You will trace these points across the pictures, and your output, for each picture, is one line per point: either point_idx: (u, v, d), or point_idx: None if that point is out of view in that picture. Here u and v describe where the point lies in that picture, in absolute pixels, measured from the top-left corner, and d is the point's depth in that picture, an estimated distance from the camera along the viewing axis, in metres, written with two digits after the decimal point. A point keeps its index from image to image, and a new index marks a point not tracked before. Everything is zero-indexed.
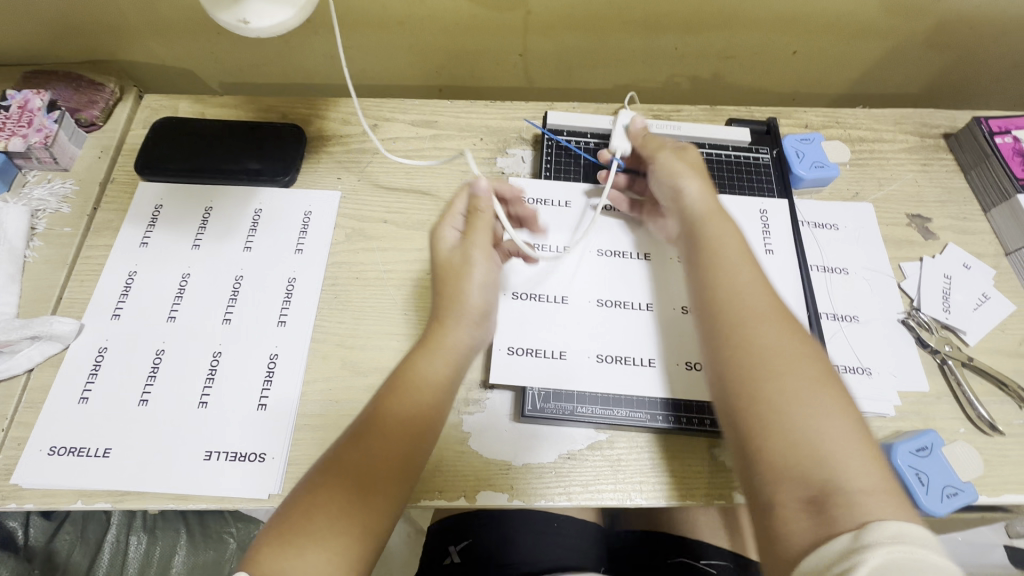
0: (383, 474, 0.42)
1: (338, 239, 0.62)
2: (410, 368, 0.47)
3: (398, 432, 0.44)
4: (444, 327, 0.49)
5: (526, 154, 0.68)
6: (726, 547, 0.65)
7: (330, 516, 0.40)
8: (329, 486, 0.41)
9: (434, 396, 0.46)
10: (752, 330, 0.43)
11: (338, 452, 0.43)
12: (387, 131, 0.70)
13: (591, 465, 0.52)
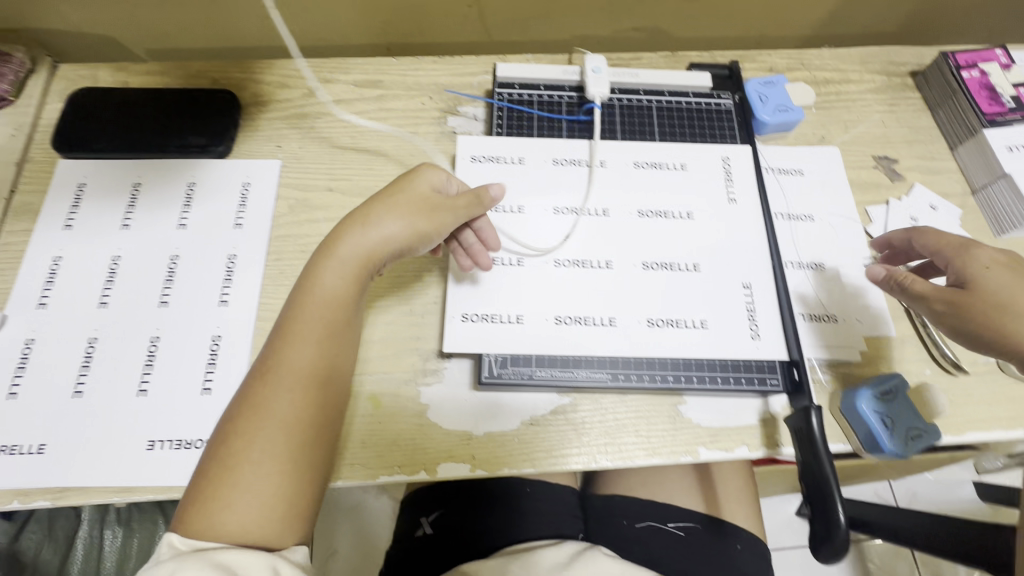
0: (293, 402, 0.43)
1: (280, 210, 0.58)
2: (305, 291, 0.46)
3: (298, 358, 0.44)
4: (339, 240, 0.48)
5: (478, 112, 0.64)
6: (698, 510, 0.64)
7: (253, 457, 0.41)
8: (242, 427, 0.42)
9: (335, 311, 0.46)
10: None
11: (246, 388, 0.44)
12: (329, 93, 0.65)
13: (556, 431, 0.50)
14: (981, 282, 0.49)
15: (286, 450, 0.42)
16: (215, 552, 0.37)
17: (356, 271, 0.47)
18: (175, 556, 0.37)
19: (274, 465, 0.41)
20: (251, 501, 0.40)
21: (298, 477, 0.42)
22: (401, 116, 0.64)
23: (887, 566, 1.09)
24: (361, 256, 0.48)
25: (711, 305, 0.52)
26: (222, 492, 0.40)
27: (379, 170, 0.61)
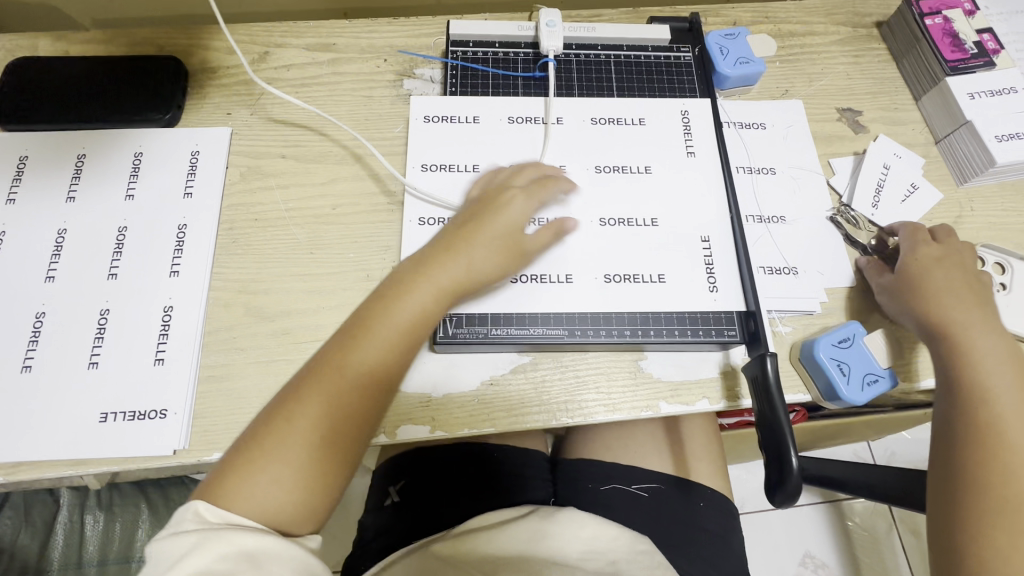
0: (352, 401, 0.42)
1: (232, 178, 0.57)
2: (390, 291, 0.45)
3: (371, 358, 0.43)
4: (436, 261, 0.46)
5: (435, 73, 0.62)
6: (663, 472, 0.65)
7: (302, 457, 0.40)
8: (293, 412, 0.41)
9: (421, 324, 0.45)
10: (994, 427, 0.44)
11: (306, 384, 0.43)
12: (280, 58, 0.63)
13: (517, 390, 0.50)
14: (913, 265, 0.51)
15: (327, 443, 0.41)
16: (232, 536, 0.36)
17: (448, 287, 0.46)
18: (194, 532, 0.36)
19: (311, 456, 0.41)
20: (281, 485, 0.40)
21: (332, 474, 0.41)
22: (355, 80, 0.62)
23: (866, 524, 1.11)
24: (459, 274, 0.46)
25: (668, 259, 0.53)
26: (257, 471, 0.40)
27: (333, 135, 0.59)
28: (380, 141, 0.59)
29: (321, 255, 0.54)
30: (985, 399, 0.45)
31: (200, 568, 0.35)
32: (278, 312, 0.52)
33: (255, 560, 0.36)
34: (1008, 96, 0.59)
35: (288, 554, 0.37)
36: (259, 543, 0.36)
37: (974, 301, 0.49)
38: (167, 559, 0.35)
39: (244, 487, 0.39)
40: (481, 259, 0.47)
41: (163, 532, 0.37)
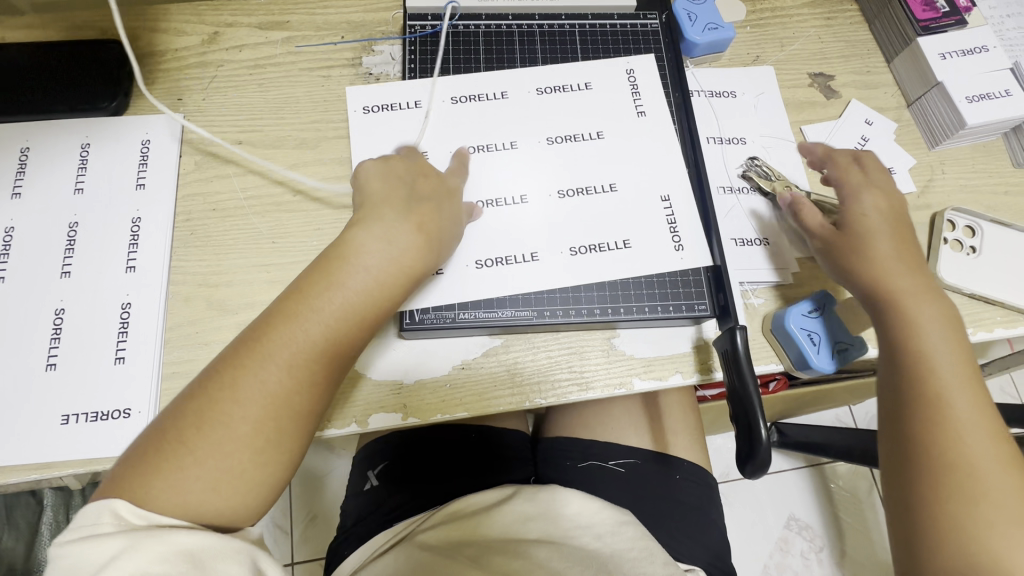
0: (289, 387, 0.40)
1: (187, 167, 0.55)
2: (330, 265, 0.43)
3: (311, 339, 0.41)
4: (376, 239, 0.44)
5: (395, 50, 0.60)
6: (637, 446, 0.65)
7: (229, 457, 0.37)
8: (220, 409, 0.38)
9: (368, 308, 0.43)
10: (942, 387, 0.43)
11: (229, 373, 0.39)
12: (231, 38, 0.60)
13: (489, 373, 0.50)
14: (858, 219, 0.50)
15: (259, 437, 0.38)
16: (168, 535, 0.34)
17: (394, 273, 0.44)
18: (121, 535, 0.33)
19: (245, 459, 0.38)
20: (209, 477, 0.37)
21: (263, 472, 0.39)
22: (312, 59, 0.60)
23: (847, 485, 1.13)
24: (406, 255, 0.44)
25: (636, 233, 0.52)
26: (182, 462, 0.37)
27: (291, 118, 0.57)
28: (340, 123, 0.57)
29: (284, 244, 0.53)
30: (929, 368, 0.44)
31: (134, 571, 0.32)
32: (242, 304, 0.51)
33: (197, 557, 0.34)
34: (979, 55, 0.58)
35: (233, 549, 0.35)
36: (200, 541, 0.34)
37: (906, 260, 0.48)
38: (88, 566, 0.32)
39: (167, 478, 0.36)
40: (425, 238, 0.46)
41: (77, 535, 0.34)
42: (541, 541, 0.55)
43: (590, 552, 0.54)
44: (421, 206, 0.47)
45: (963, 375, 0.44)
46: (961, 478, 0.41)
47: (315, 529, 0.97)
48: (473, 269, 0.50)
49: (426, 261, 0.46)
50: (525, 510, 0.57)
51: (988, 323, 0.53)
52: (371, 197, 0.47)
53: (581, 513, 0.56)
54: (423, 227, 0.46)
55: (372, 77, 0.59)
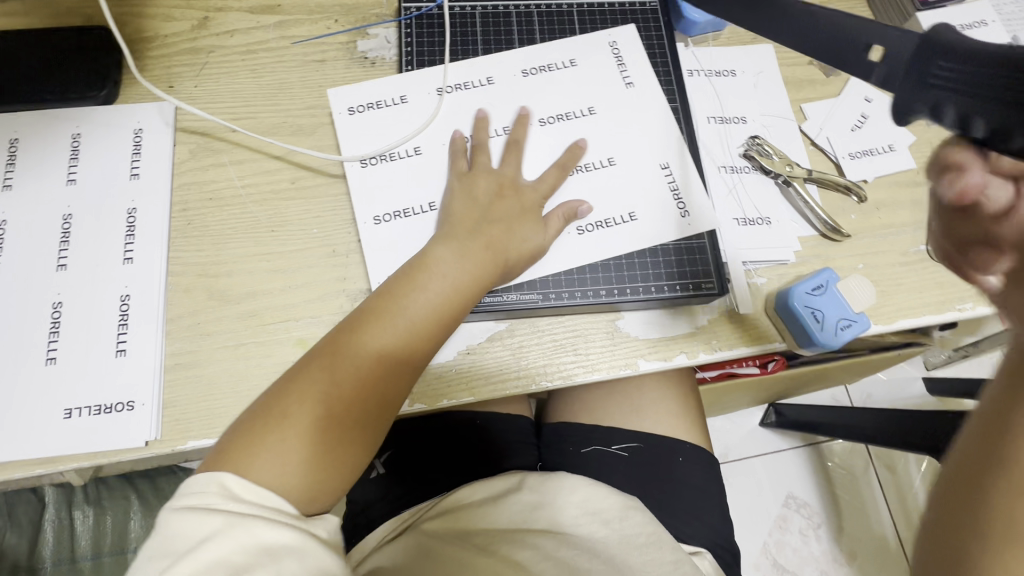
0: (372, 379, 0.43)
1: (182, 156, 0.54)
2: (420, 269, 0.47)
3: (395, 338, 0.44)
4: (450, 241, 0.48)
5: (390, 33, 0.59)
6: (639, 430, 0.66)
7: (302, 436, 0.40)
8: (302, 386, 0.42)
9: (447, 313, 0.46)
10: None
11: (317, 356, 0.43)
12: (222, 23, 0.58)
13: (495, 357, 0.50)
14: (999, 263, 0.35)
15: (336, 426, 0.41)
16: (255, 529, 0.35)
17: (468, 274, 0.47)
18: (223, 513, 0.35)
19: (312, 438, 0.40)
20: (285, 451, 0.39)
21: (334, 456, 0.41)
22: (305, 45, 0.58)
23: (844, 463, 1.15)
24: (480, 260, 0.47)
25: (639, 215, 0.52)
26: (263, 438, 0.39)
27: (286, 105, 0.56)
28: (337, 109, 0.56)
29: (284, 232, 0.52)
30: None
31: (221, 555, 0.34)
32: (243, 294, 0.50)
33: (278, 555, 0.35)
34: (977, 30, 0.58)
35: (310, 553, 0.36)
36: (285, 537, 0.36)
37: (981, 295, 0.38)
38: (185, 539, 0.35)
39: (251, 451, 0.39)
40: (501, 249, 0.48)
41: (188, 500, 0.36)
42: (544, 531, 0.55)
43: (597, 539, 0.55)
44: (500, 222, 0.49)
45: None
46: None
47: None
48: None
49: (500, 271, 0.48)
50: (530, 501, 0.58)
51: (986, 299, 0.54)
52: (455, 207, 0.50)
53: (586, 501, 0.57)
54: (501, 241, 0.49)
55: (368, 61, 0.58)
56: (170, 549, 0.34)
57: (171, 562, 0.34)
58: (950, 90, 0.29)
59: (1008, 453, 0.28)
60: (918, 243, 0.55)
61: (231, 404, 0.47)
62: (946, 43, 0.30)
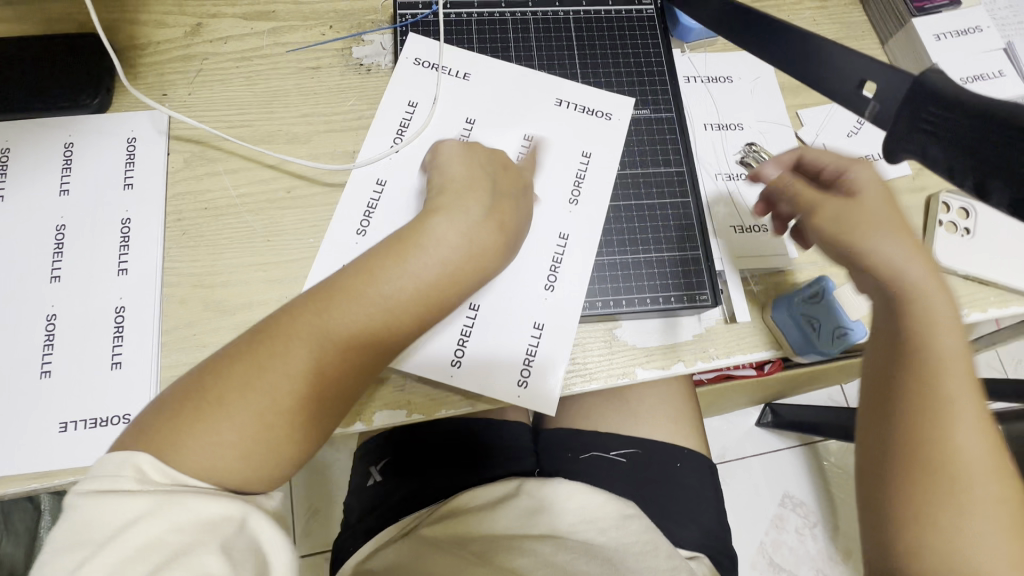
0: (327, 370, 0.40)
1: (176, 165, 0.54)
2: (398, 248, 0.43)
3: (357, 327, 0.41)
4: (433, 220, 0.45)
5: (386, 39, 0.59)
6: (636, 436, 0.66)
7: (250, 416, 0.38)
8: (254, 362, 0.39)
9: (418, 303, 0.42)
10: (954, 425, 0.40)
11: (271, 329, 0.41)
12: (215, 30, 0.58)
13: (467, 353, 0.48)
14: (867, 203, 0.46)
15: (283, 414, 0.39)
16: (192, 504, 0.35)
17: (455, 258, 0.44)
18: (147, 494, 0.34)
19: (261, 420, 0.38)
20: (229, 431, 0.38)
21: (283, 438, 0.39)
22: (300, 52, 0.58)
23: (840, 462, 1.16)
24: (472, 241, 0.45)
25: (631, 230, 0.54)
26: (201, 420, 0.37)
27: (281, 113, 0.56)
28: (333, 116, 0.56)
29: (280, 242, 0.52)
30: (931, 372, 0.42)
31: (152, 535, 0.33)
32: (239, 304, 0.50)
33: (212, 529, 0.35)
34: (973, 36, 0.58)
35: (249, 522, 0.36)
36: (216, 509, 0.35)
37: (918, 261, 0.44)
38: (106, 524, 0.33)
39: (185, 433, 0.37)
40: (492, 233, 0.46)
41: (101, 487, 0.34)
42: (541, 536, 0.56)
43: (594, 546, 0.56)
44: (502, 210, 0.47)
45: (965, 383, 0.42)
46: (941, 440, 0.40)
47: (318, 522, 0.97)
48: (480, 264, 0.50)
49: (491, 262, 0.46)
50: (531, 505, 0.58)
51: (981, 305, 0.54)
52: (462, 178, 0.48)
53: (583, 508, 0.57)
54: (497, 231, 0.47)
55: (363, 68, 0.58)
56: (88, 540, 0.33)
57: (93, 551, 0.33)
58: (933, 132, 0.35)
59: (886, 436, 0.42)
60: None
61: None
62: (933, 94, 0.35)
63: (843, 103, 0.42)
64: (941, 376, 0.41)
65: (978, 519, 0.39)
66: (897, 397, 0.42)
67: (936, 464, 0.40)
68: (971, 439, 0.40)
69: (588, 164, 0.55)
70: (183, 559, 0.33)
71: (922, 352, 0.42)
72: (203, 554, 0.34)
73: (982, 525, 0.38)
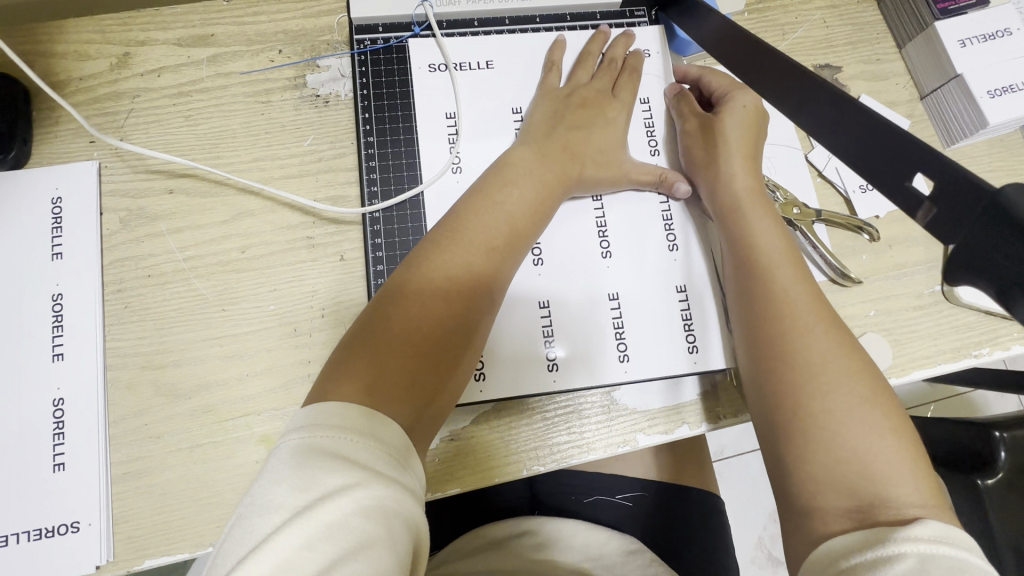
0: (489, 274, 0.40)
1: (112, 227, 0.47)
2: (503, 169, 0.44)
3: (505, 227, 0.42)
4: (541, 139, 0.46)
5: (344, 64, 0.51)
6: (641, 479, 0.63)
7: (409, 326, 0.37)
8: (405, 281, 0.39)
9: (541, 206, 0.44)
10: (805, 332, 0.39)
11: (418, 250, 0.41)
12: (145, 60, 0.50)
13: (631, 346, 0.46)
14: (726, 119, 0.47)
15: (456, 322, 0.39)
16: (373, 486, 0.31)
17: (567, 171, 0.45)
18: (350, 465, 0.31)
19: (419, 334, 0.37)
20: (392, 347, 0.37)
21: (443, 345, 0.38)
22: (247, 83, 0.51)
23: None
24: (572, 157, 0.46)
25: (633, 277, 0.48)
26: (370, 348, 0.36)
27: (228, 158, 0.49)
28: (288, 160, 0.49)
29: (237, 311, 0.46)
30: (764, 275, 0.42)
31: (340, 518, 0.29)
32: (195, 386, 0.45)
33: (393, 528, 0.30)
34: (1001, 40, 0.52)
35: (413, 522, 0.32)
36: (400, 505, 0.31)
37: (744, 178, 0.46)
38: (294, 494, 0.29)
39: (362, 357, 0.36)
40: (593, 146, 0.47)
41: (306, 442, 0.32)
42: (551, 565, 0.53)
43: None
44: (586, 123, 0.48)
45: (800, 285, 0.41)
46: (790, 344, 0.39)
47: None
48: (592, 208, 0.49)
49: (587, 170, 0.46)
50: (537, 540, 0.56)
51: (1003, 342, 0.50)
52: (535, 117, 0.48)
53: (586, 544, 0.57)
54: (587, 141, 0.47)
55: (320, 99, 0.51)
56: (280, 504, 0.29)
57: (283, 518, 0.29)
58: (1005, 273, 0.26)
59: (747, 355, 0.42)
60: (933, 283, 0.51)
61: (188, 515, 0.42)
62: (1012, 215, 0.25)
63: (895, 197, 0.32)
64: (774, 276, 0.42)
65: (846, 410, 0.36)
66: (744, 312, 0.43)
67: (793, 373, 0.38)
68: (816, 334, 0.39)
69: (650, 109, 0.52)
70: (362, 553, 0.28)
71: (751, 258, 0.43)
72: (382, 556, 0.29)
73: (848, 410, 0.36)
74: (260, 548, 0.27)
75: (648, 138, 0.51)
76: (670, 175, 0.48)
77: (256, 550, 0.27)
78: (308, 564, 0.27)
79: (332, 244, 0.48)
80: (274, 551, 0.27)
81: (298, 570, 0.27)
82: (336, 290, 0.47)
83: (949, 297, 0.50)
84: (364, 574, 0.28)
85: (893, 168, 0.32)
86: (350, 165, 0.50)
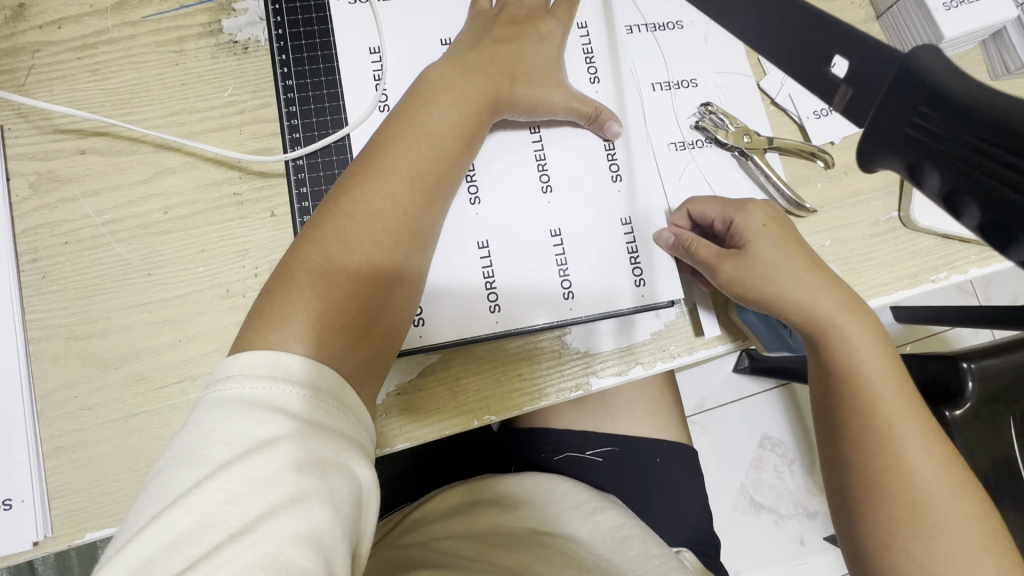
0: (417, 206, 0.38)
1: (21, 192, 0.44)
2: (424, 93, 0.41)
3: (432, 159, 0.39)
4: (464, 62, 0.43)
5: (260, 4, 0.48)
6: (613, 433, 0.61)
7: (332, 276, 0.35)
8: (328, 228, 0.36)
9: (465, 131, 0.41)
10: (911, 472, 0.39)
11: (337, 191, 0.38)
12: (43, 9, 0.46)
13: (575, 283, 0.45)
14: (755, 249, 0.42)
15: (383, 263, 0.37)
16: (307, 438, 0.30)
17: (490, 92, 0.42)
18: (281, 418, 0.30)
19: (346, 281, 0.35)
20: (314, 295, 0.34)
21: (371, 290, 0.36)
22: (156, 31, 0.47)
23: None
24: (498, 78, 0.43)
25: (581, 218, 0.46)
26: (291, 296, 0.34)
27: (142, 113, 0.46)
28: (207, 112, 0.46)
29: (164, 274, 0.44)
30: (870, 410, 0.40)
31: (272, 472, 0.28)
32: (124, 355, 0.43)
33: (333, 480, 0.30)
34: None
35: (357, 476, 0.31)
36: (341, 457, 0.30)
37: (825, 286, 0.42)
38: (220, 446, 0.29)
39: (282, 305, 0.34)
40: (522, 68, 0.44)
41: (233, 392, 0.30)
42: (529, 530, 0.51)
43: (580, 543, 0.50)
44: (511, 44, 0.45)
45: (903, 407, 0.40)
46: (895, 477, 0.39)
47: None
48: (531, 141, 0.47)
49: (514, 92, 0.44)
50: (514, 500, 0.54)
51: (961, 266, 0.50)
52: (460, 40, 0.45)
53: (568, 497, 0.54)
54: (510, 61, 0.44)
55: (238, 46, 0.47)
56: (205, 457, 0.29)
57: (208, 471, 0.28)
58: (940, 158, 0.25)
59: (849, 465, 0.41)
60: (889, 210, 0.50)
61: (129, 486, 0.41)
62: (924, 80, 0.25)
63: (813, 84, 0.30)
64: (878, 407, 0.40)
65: (962, 562, 0.37)
66: (839, 438, 0.41)
67: (901, 505, 0.39)
68: (914, 447, 0.40)
69: (588, 33, 0.49)
70: (295, 508, 0.28)
71: (850, 383, 0.41)
72: (318, 509, 0.28)
73: (954, 559, 0.37)
74: (183, 500, 0.27)
75: (587, 66, 0.49)
76: (602, 113, 0.46)
77: (178, 502, 0.27)
78: (234, 517, 0.27)
79: (261, 200, 0.45)
80: (196, 504, 0.27)
81: (224, 525, 0.27)
82: (268, 248, 0.45)
83: (906, 222, 0.49)
84: (298, 526, 0.27)
85: (809, 59, 0.30)
86: (273, 116, 0.47)
